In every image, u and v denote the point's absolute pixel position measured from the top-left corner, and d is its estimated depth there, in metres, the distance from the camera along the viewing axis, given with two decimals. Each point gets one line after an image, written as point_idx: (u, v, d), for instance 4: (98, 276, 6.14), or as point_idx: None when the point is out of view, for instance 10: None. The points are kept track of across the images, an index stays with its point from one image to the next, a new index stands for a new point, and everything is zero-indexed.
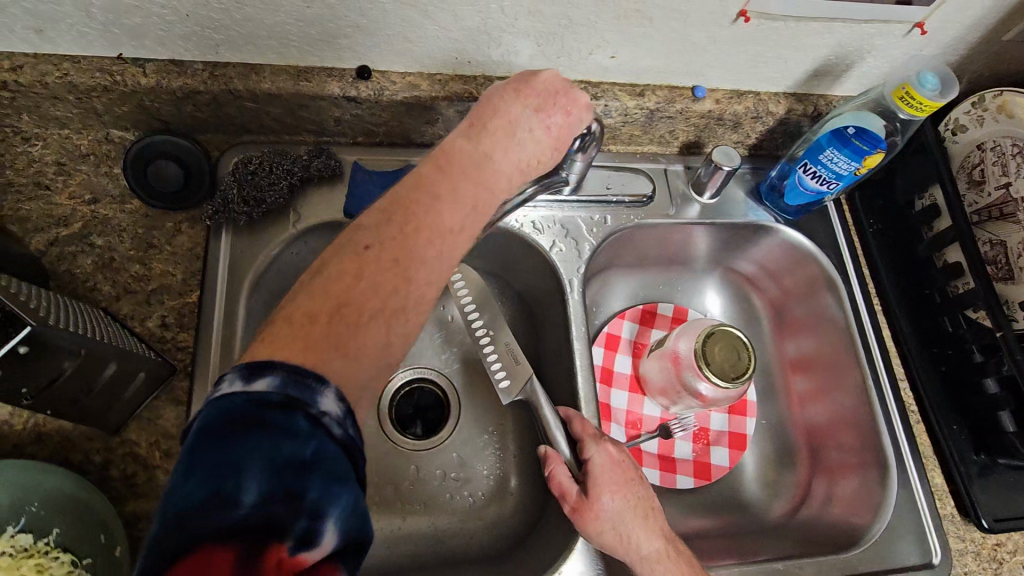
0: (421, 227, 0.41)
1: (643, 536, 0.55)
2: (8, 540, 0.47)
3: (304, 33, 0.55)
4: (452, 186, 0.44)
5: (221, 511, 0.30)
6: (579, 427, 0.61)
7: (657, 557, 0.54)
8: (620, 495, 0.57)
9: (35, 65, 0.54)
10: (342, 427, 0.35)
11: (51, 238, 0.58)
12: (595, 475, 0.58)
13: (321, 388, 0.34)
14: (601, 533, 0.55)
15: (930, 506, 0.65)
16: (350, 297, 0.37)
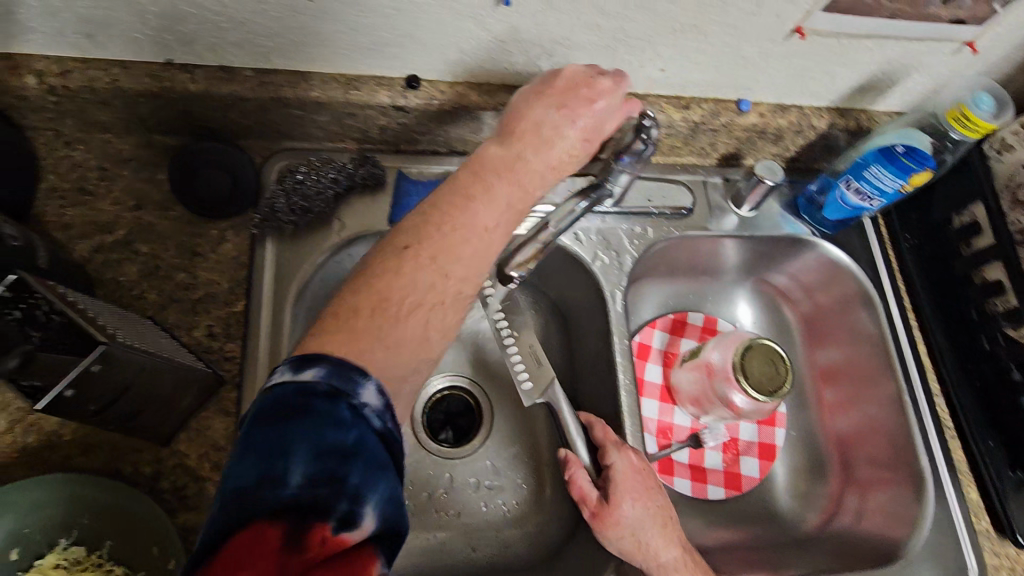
0: (456, 230, 0.44)
1: (661, 544, 0.57)
2: (62, 553, 0.48)
3: (358, 42, 0.54)
4: (488, 188, 0.47)
5: (271, 491, 0.32)
6: (601, 434, 0.62)
7: (674, 565, 0.56)
8: (639, 503, 0.58)
9: (84, 70, 0.53)
10: (381, 418, 0.37)
11: (95, 245, 0.57)
12: (615, 482, 0.59)
13: (362, 380, 0.37)
14: (620, 539, 0.57)
15: (966, 522, 0.65)
16: (396, 292, 0.41)
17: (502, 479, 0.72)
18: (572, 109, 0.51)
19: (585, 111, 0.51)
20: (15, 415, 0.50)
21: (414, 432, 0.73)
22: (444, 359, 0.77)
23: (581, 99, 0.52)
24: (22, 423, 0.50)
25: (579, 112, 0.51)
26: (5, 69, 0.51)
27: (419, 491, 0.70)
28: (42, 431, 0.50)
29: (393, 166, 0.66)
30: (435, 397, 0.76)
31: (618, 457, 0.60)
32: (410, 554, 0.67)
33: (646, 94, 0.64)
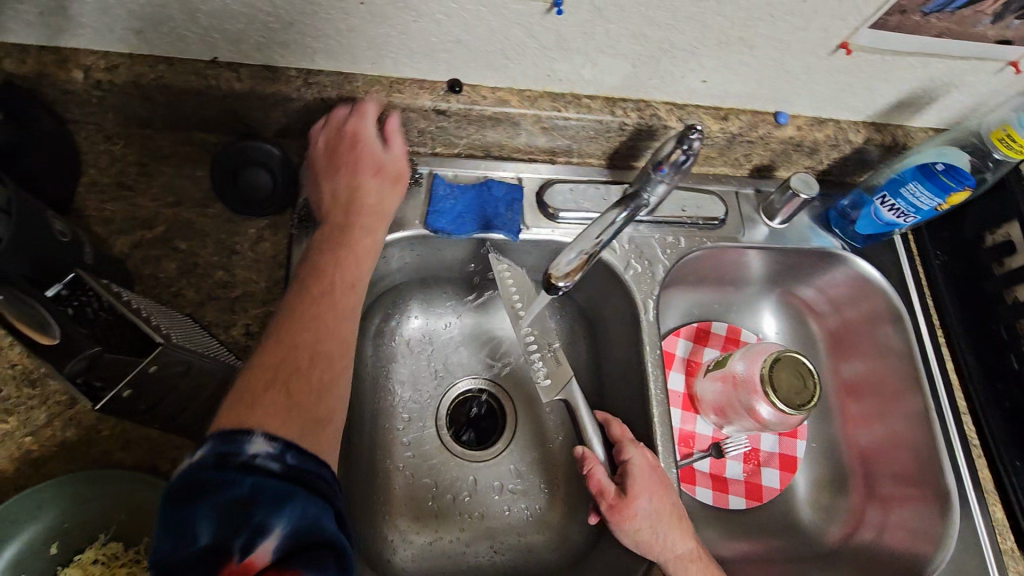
0: (332, 283, 0.51)
1: (676, 537, 0.58)
2: (99, 548, 0.47)
3: (404, 45, 0.54)
4: (355, 242, 0.55)
5: (182, 553, 0.35)
6: (618, 431, 0.63)
7: (689, 557, 0.57)
8: (655, 498, 0.58)
9: (131, 66, 0.53)
10: (280, 460, 0.38)
11: (135, 240, 0.57)
12: (632, 477, 0.59)
13: (246, 438, 0.38)
14: (636, 532, 0.58)
15: (992, 542, 0.65)
16: (284, 355, 0.45)
17: (526, 483, 0.72)
18: (364, 162, 0.57)
19: (360, 156, 0.56)
20: (53, 409, 0.51)
21: (438, 434, 0.73)
22: (469, 361, 0.77)
23: (354, 138, 0.56)
24: (61, 417, 0.51)
25: (357, 154, 0.56)
26: (52, 63, 0.51)
27: (443, 493, 0.70)
28: (81, 425, 0.51)
29: (429, 168, 0.66)
30: (460, 399, 0.76)
31: (634, 452, 0.61)
32: (434, 556, 0.67)
33: (685, 104, 0.64)
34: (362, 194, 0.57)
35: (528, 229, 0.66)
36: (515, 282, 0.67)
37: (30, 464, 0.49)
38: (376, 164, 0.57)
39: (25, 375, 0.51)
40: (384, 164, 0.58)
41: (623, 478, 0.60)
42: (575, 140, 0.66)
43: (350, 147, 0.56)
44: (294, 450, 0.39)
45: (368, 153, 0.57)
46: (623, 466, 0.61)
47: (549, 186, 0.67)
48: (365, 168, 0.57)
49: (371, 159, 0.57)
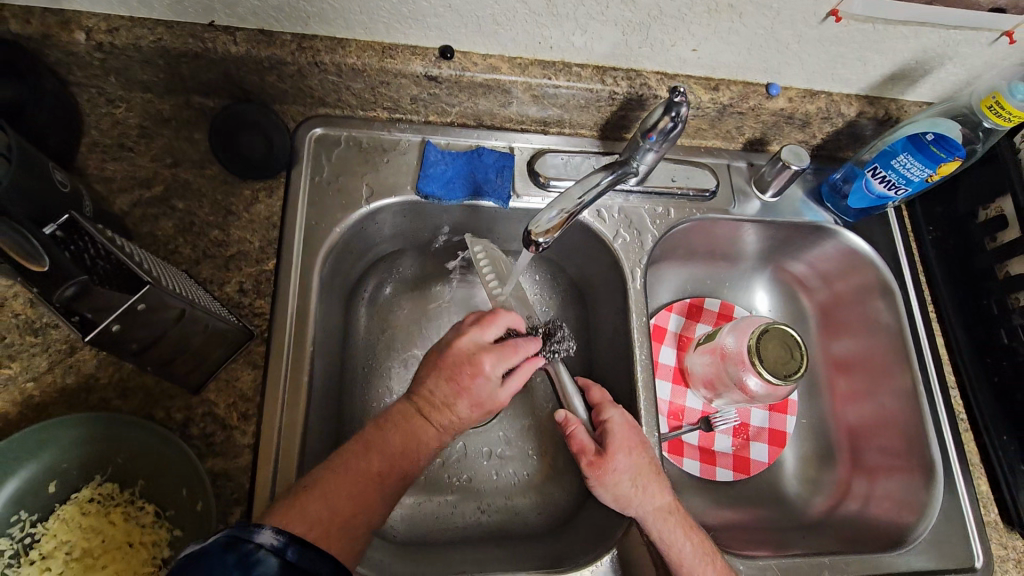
0: (385, 467, 0.50)
1: (655, 489, 0.59)
2: (96, 488, 0.50)
3: (395, 11, 0.55)
4: (421, 430, 0.53)
5: None
6: (597, 394, 0.65)
7: (669, 510, 0.58)
8: (634, 454, 0.60)
9: (131, 28, 0.54)
10: (282, 554, 0.39)
11: (134, 199, 0.59)
12: (612, 434, 0.61)
13: (260, 528, 0.40)
14: (617, 487, 0.59)
15: (976, 514, 0.66)
16: (316, 510, 0.45)
17: (515, 449, 0.73)
18: (470, 389, 0.54)
19: (472, 382, 0.54)
20: (55, 356, 0.53)
21: None
22: None
23: (475, 359, 0.54)
24: (62, 364, 0.53)
25: (470, 380, 0.54)
26: (55, 24, 0.53)
27: (433, 457, 0.71)
28: (81, 373, 0.53)
29: (422, 136, 0.67)
30: None
31: (613, 412, 0.62)
32: (423, 516, 0.68)
33: (676, 74, 0.65)
34: (445, 406, 0.54)
35: (518, 197, 0.67)
36: (489, 261, 0.69)
37: (31, 408, 0.51)
38: (479, 397, 0.54)
39: (28, 324, 0.53)
40: (489, 397, 0.55)
41: (604, 436, 0.61)
42: (566, 109, 0.67)
43: (462, 369, 0.54)
44: (297, 547, 0.40)
45: (482, 390, 0.54)
46: (602, 425, 0.62)
47: (541, 155, 0.68)
48: (469, 398, 0.54)
49: (476, 389, 0.54)
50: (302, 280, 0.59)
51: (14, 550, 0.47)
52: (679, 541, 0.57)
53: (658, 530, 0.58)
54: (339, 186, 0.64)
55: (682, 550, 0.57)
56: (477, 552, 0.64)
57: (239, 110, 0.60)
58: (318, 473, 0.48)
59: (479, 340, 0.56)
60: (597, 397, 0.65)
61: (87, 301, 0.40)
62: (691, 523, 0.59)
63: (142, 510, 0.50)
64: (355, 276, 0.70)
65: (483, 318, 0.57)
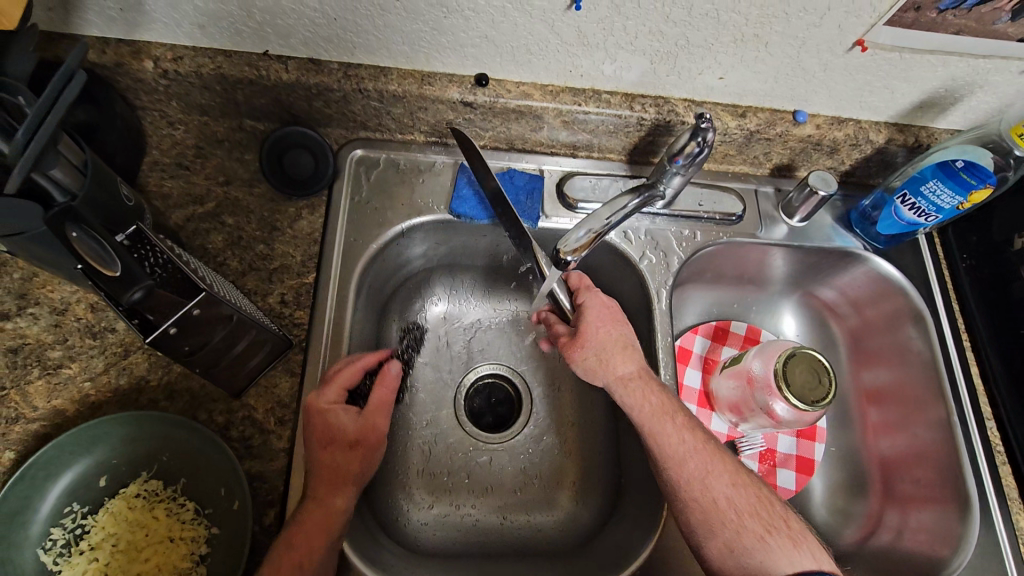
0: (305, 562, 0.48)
1: (619, 358, 0.62)
2: (142, 484, 0.53)
3: (436, 40, 0.58)
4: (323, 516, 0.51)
5: None
6: (575, 280, 0.69)
7: (631, 377, 0.61)
8: (603, 328, 0.64)
9: (193, 57, 0.59)
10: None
11: (188, 214, 0.63)
12: (584, 312, 0.65)
13: None
14: (584, 360, 0.64)
15: (1016, 553, 0.63)
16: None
17: (539, 466, 0.74)
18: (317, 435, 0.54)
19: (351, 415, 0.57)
20: (110, 359, 0.57)
21: (456, 415, 0.75)
22: (487, 345, 0.80)
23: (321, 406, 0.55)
24: (117, 366, 0.56)
25: (326, 425, 0.54)
26: (127, 53, 0.58)
27: (458, 471, 0.72)
28: (133, 374, 0.56)
29: (456, 158, 0.70)
30: (477, 383, 0.79)
31: (589, 296, 0.67)
32: (445, 529, 0.69)
33: (704, 100, 0.67)
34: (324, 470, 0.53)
35: (546, 218, 0.69)
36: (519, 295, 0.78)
37: (88, 406, 0.55)
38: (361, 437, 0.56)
39: (89, 328, 0.57)
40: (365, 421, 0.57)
41: (579, 315, 0.66)
42: (595, 134, 0.69)
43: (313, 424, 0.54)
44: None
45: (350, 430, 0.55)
46: (579, 308, 0.67)
47: (569, 178, 0.71)
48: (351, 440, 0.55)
49: (331, 428, 0.54)
50: (338, 293, 0.62)
51: (65, 540, 0.50)
52: (637, 403, 0.60)
53: (621, 395, 0.61)
54: (376, 207, 0.67)
55: (641, 410, 0.60)
56: (499, 567, 0.64)
57: (306, 132, 0.65)
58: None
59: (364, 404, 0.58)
60: (575, 282, 0.69)
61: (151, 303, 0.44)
62: (654, 388, 0.61)
63: (183, 508, 0.52)
64: (388, 292, 0.73)
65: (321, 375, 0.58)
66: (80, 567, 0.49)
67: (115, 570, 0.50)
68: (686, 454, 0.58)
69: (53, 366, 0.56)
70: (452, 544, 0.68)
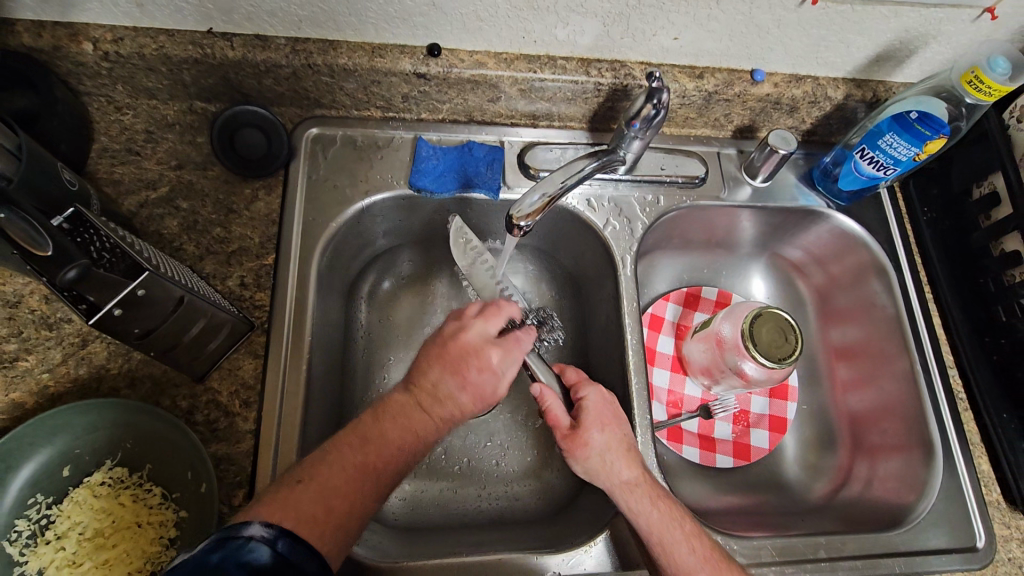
0: (382, 459, 0.49)
1: (623, 463, 0.57)
2: (107, 472, 0.52)
3: (383, 10, 0.57)
4: (420, 424, 0.52)
5: None
6: (572, 375, 0.64)
7: (637, 483, 0.56)
8: (608, 429, 0.59)
9: (135, 37, 0.57)
10: (273, 545, 0.39)
11: (141, 200, 0.62)
12: (586, 411, 0.60)
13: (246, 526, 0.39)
14: (586, 460, 0.57)
15: (978, 494, 0.65)
16: (311, 505, 0.44)
17: (514, 438, 0.74)
18: (452, 357, 0.54)
19: (475, 374, 0.54)
20: (68, 349, 0.56)
21: None
22: None
23: (482, 350, 0.55)
24: (75, 355, 0.56)
25: (471, 370, 0.54)
26: (65, 36, 0.56)
27: (434, 446, 0.73)
28: (93, 363, 0.56)
29: (414, 133, 0.69)
30: None
31: (591, 391, 0.62)
32: (421, 503, 0.69)
33: (660, 63, 0.66)
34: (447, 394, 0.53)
35: (508, 188, 0.69)
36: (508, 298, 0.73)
37: (47, 398, 0.54)
38: (479, 391, 0.54)
39: (44, 319, 0.57)
40: (490, 393, 0.55)
41: (578, 411, 0.60)
42: (553, 102, 0.68)
43: (467, 359, 0.54)
44: (287, 539, 0.40)
45: (486, 382, 0.55)
46: (579, 403, 0.61)
47: (530, 148, 0.70)
48: (471, 389, 0.54)
49: (480, 381, 0.54)
50: (300, 274, 0.62)
51: (31, 531, 0.50)
52: (646, 511, 0.54)
53: (626, 503, 0.55)
54: (334, 184, 0.67)
55: (650, 518, 0.54)
56: (475, 537, 0.65)
57: (255, 110, 0.63)
58: (313, 464, 0.47)
59: (483, 334, 0.56)
60: (573, 377, 0.64)
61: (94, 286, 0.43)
62: (661, 494, 0.56)
63: (150, 493, 0.52)
64: (353, 272, 0.72)
65: (486, 308, 0.58)
66: (46, 556, 0.49)
67: (82, 558, 0.50)
68: (695, 565, 0.52)
69: (9, 360, 0.55)
70: (429, 518, 0.68)
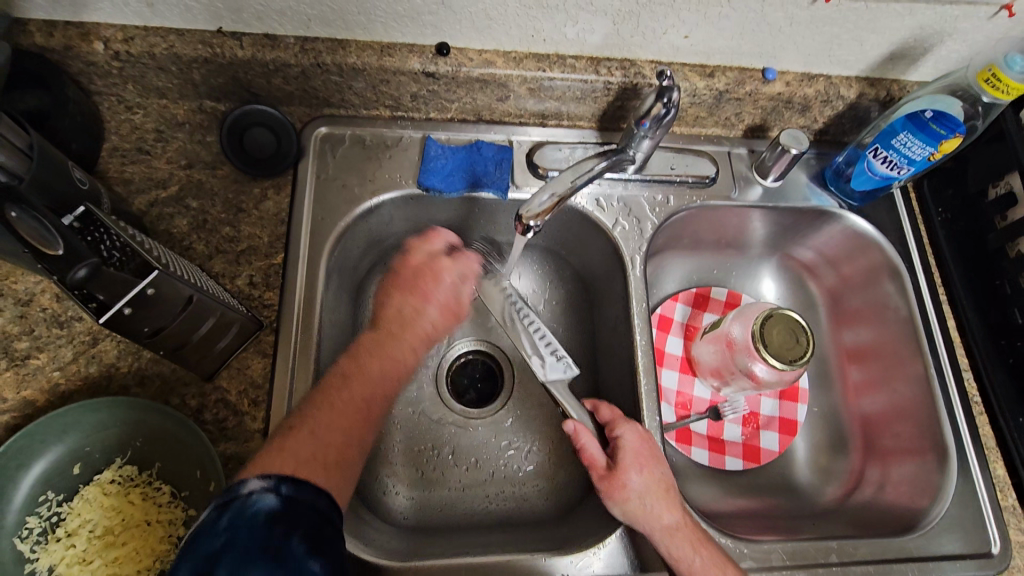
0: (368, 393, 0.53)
1: (662, 505, 0.57)
2: (116, 471, 0.52)
3: (391, 9, 0.57)
4: (391, 348, 0.57)
5: None
6: (608, 413, 0.63)
7: (677, 527, 0.56)
8: (644, 469, 0.58)
9: (145, 37, 0.58)
10: (277, 490, 0.42)
11: (151, 200, 0.62)
12: (622, 450, 0.60)
13: (242, 482, 0.41)
14: (625, 501, 0.57)
15: (992, 498, 0.64)
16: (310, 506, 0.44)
17: (522, 438, 0.74)
18: (429, 284, 0.61)
19: (434, 286, 0.61)
20: (79, 347, 0.56)
21: (438, 390, 0.76)
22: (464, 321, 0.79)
23: (433, 268, 0.62)
24: (85, 354, 0.56)
25: (430, 286, 0.61)
26: (76, 36, 0.57)
27: (442, 447, 0.72)
28: (103, 361, 0.56)
29: (423, 132, 0.69)
30: (458, 361, 0.79)
31: (626, 429, 0.61)
32: (429, 502, 0.69)
33: (670, 62, 0.66)
34: (416, 313, 0.60)
35: (517, 188, 0.69)
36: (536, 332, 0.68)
37: (58, 396, 0.54)
38: (445, 302, 0.61)
39: (55, 318, 0.57)
40: (454, 300, 0.62)
41: (615, 451, 0.60)
42: (562, 101, 0.68)
43: (422, 278, 0.61)
44: (289, 482, 0.42)
45: (443, 290, 0.61)
46: (614, 442, 0.61)
47: (539, 147, 0.70)
48: (436, 302, 0.61)
49: (439, 293, 0.61)
50: (308, 273, 0.62)
51: (42, 528, 0.50)
52: (687, 556, 0.54)
53: (665, 547, 0.55)
54: (343, 183, 0.67)
55: (690, 564, 0.54)
56: (483, 538, 0.65)
57: (266, 109, 0.63)
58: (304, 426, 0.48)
59: (430, 251, 0.63)
60: (608, 415, 0.63)
61: (103, 286, 0.43)
62: (701, 538, 0.56)
63: (159, 491, 0.52)
64: (361, 271, 0.72)
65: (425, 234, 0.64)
66: (57, 553, 0.49)
67: (93, 555, 0.50)
68: None
69: (20, 358, 0.55)
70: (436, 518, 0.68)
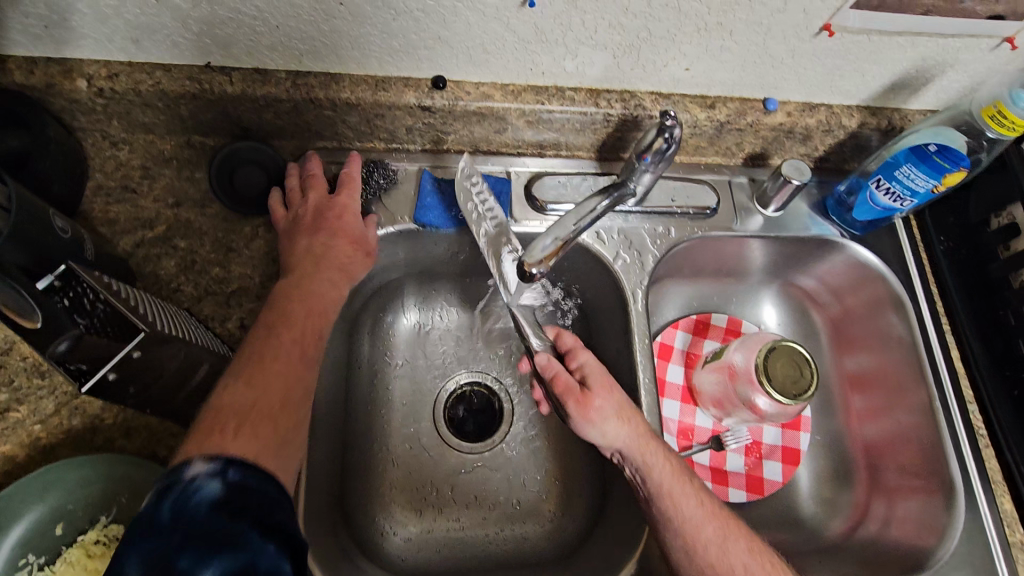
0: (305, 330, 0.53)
1: (634, 421, 0.56)
2: (100, 530, 0.50)
3: (386, 44, 0.55)
4: (321, 295, 0.56)
5: None
6: (569, 340, 0.63)
7: (648, 437, 0.56)
8: (613, 387, 0.58)
9: (130, 73, 0.55)
10: (223, 475, 0.39)
11: (137, 240, 0.60)
12: (590, 374, 0.59)
13: (187, 464, 0.39)
14: (596, 420, 0.56)
15: (1000, 534, 0.63)
16: None
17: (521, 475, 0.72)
18: (343, 231, 0.60)
19: (340, 225, 0.60)
20: (61, 398, 0.54)
21: (435, 426, 0.73)
22: (462, 353, 0.77)
23: (339, 206, 0.61)
24: (68, 406, 0.54)
25: (341, 226, 0.60)
26: (58, 73, 0.54)
27: (439, 485, 0.70)
28: (86, 413, 0.54)
29: (419, 166, 0.68)
30: (455, 395, 0.76)
31: (589, 356, 0.61)
32: (427, 544, 0.67)
33: (671, 94, 0.65)
34: (336, 259, 0.59)
35: (516, 222, 0.67)
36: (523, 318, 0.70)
37: (39, 451, 0.52)
38: (353, 237, 0.60)
39: (35, 367, 0.54)
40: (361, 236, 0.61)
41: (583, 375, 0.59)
42: (562, 133, 0.67)
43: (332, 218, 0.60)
44: (238, 467, 0.40)
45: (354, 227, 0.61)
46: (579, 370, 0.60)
47: (538, 179, 0.68)
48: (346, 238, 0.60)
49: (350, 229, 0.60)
50: None
51: None
52: (659, 465, 0.55)
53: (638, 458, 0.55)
54: None
55: (661, 471, 0.54)
56: None
57: (257, 146, 0.62)
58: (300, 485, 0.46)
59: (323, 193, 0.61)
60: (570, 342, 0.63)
61: (84, 352, 0.41)
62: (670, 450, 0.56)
63: None
64: (356, 306, 0.71)
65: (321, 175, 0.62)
66: None
67: None
68: (704, 520, 0.53)
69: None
70: (434, 561, 0.66)
